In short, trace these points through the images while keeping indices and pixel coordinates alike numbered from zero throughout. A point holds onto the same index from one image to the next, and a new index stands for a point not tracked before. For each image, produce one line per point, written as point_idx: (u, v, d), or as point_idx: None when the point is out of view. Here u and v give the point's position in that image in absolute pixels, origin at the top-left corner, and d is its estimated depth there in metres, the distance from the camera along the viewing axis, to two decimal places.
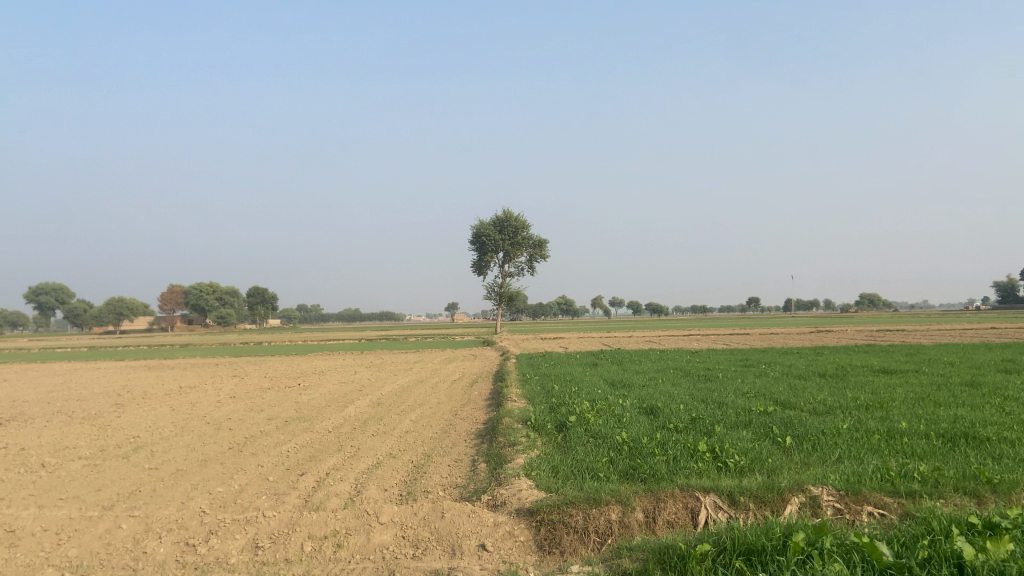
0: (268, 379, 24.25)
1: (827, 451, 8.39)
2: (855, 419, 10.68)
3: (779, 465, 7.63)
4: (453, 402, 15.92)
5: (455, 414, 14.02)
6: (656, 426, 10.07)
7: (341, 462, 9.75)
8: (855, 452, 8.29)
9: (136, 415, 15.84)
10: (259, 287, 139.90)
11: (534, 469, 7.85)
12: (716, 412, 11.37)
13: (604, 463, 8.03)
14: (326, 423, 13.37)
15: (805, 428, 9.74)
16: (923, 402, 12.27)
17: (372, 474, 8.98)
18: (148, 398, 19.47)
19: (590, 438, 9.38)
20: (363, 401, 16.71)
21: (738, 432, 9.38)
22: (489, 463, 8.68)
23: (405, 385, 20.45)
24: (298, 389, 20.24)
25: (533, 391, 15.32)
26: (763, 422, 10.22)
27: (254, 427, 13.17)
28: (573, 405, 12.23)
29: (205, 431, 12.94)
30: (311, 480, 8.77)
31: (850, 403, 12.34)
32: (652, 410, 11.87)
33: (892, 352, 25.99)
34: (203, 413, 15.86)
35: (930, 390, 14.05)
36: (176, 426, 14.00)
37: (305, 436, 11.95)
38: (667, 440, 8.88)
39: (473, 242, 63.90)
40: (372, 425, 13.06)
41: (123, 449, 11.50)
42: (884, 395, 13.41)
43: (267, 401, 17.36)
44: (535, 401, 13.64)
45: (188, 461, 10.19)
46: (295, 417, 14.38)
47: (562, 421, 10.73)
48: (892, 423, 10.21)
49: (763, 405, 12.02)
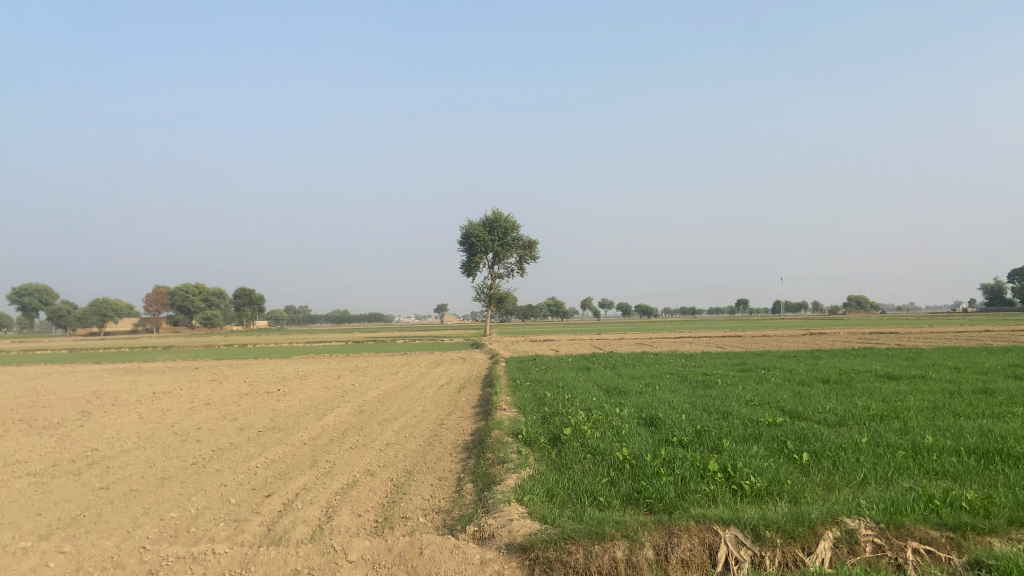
0: (248, 383, 23.34)
1: (851, 472, 7.58)
2: (871, 431, 9.90)
3: (801, 489, 6.81)
4: (439, 411, 15.03)
5: (440, 424, 13.14)
6: (658, 440, 9.21)
7: (313, 481, 8.86)
8: (882, 472, 7.50)
9: (101, 425, 14.90)
10: (247, 289, 138.81)
11: (526, 493, 6.97)
12: (721, 423, 10.53)
13: (605, 485, 7.15)
14: (302, 434, 12.49)
15: (822, 443, 8.92)
16: (941, 412, 11.47)
17: (346, 495, 8.09)
18: (118, 405, 18.48)
19: (588, 455, 8.51)
20: (343, 409, 15.80)
21: (748, 447, 8.55)
22: (477, 484, 7.81)
23: (389, 391, 19.54)
24: (277, 395, 19.26)
25: (523, 399, 14.47)
26: (774, 435, 9.39)
27: (223, 439, 12.27)
28: (568, 415, 11.34)
29: (169, 444, 12.01)
30: (278, 503, 7.89)
31: (862, 413, 11.51)
32: (652, 421, 11.01)
33: (893, 355, 25.30)
34: (172, 422, 14.92)
35: (942, 398, 13.32)
36: (140, 437, 13.08)
37: (278, 450, 11.05)
38: (672, 457, 8.03)
39: (461, 243, 63.08)
40: (351, 436, 12.19)
41: (78, 464, 10.56)
42: (897, 404, 12.62)
43: (242, 409, 16.41)
44: (526, 410, 12.76)
45: (144, 480, 9.26)
46: (270, 427, 13.50)
47: (556, 434, 9.85)
48: (913, 436, 9.40)
49: (771, 414, 11.23)
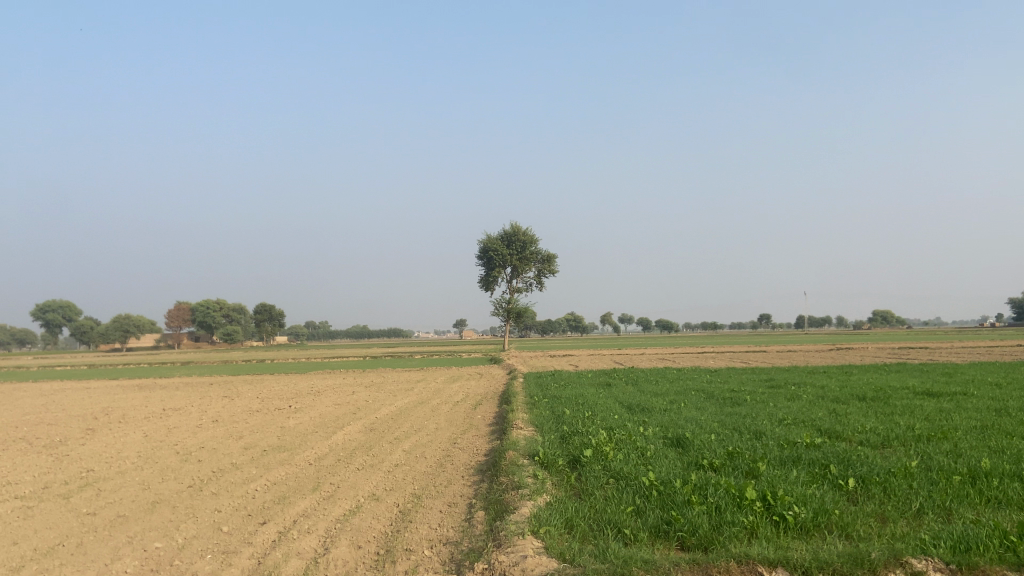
0: (261, 399, 22.85)
1: (905, 501, 6.83)
2: (920, 453, 9.11)
3: (851, 525, 6.08)
4: (453, 428, 14.36)
5: (454, 443, 12.47)
6: (687, 463, 8.49)
7: (313, 507, 8.21)
8: (941, 502, 6.73)
9: (102, 444, 14.40)
10: (267, 304, 139.11)
11: (543, 523, 6.27)
12: (754, 444, 9.77)
13: (631, 516, 6.47)
14: (308, 454, 11.88)
15: (868, 467, 8.15)
16: (992, 431, 10.63)
17: (347, 524, 7.41)
18: (124, 423, 17.98)
19: (611, 480, 7.80)
20: (354, 426, 15.15)
21: (788, 472, 7.80)
22: (489, 513, 7.11)
23: (403, 408, 18.90)
24: (288, 412, 18.69)
25: (542, 417, 13.75)
26: (813, 458, 8.63)
27: (226, 459, 11.69)
28: (589, 435, 10.61)
29: (170, 465, 11.46)
30: (272, 531, 7.25)
31: (906, 433, 10.70)
32: (679, 442, 10.25)
33: (928, 371, 24.20)
34: (176, 440, 14.37)
35: (989, 416, 12.48)
36: (140, 456, 12.55)
37: (280, 471, 10.42)
38: (704, 483, 7.30)
39: (480, 258, 62.56)
40: (360, 456, 11.56)
41: (69, 486, 10.01)
42: (942, 423, 11.77)
43: (250, 427, 15.83)
44: (545, 429, 12.03)
45: (134, 506, 8.67)
46: (276, 446, 12.90)
47: (576, 456, 9.14)
48: (967, 459, 8.59)
49: (807, 434, 10.46)
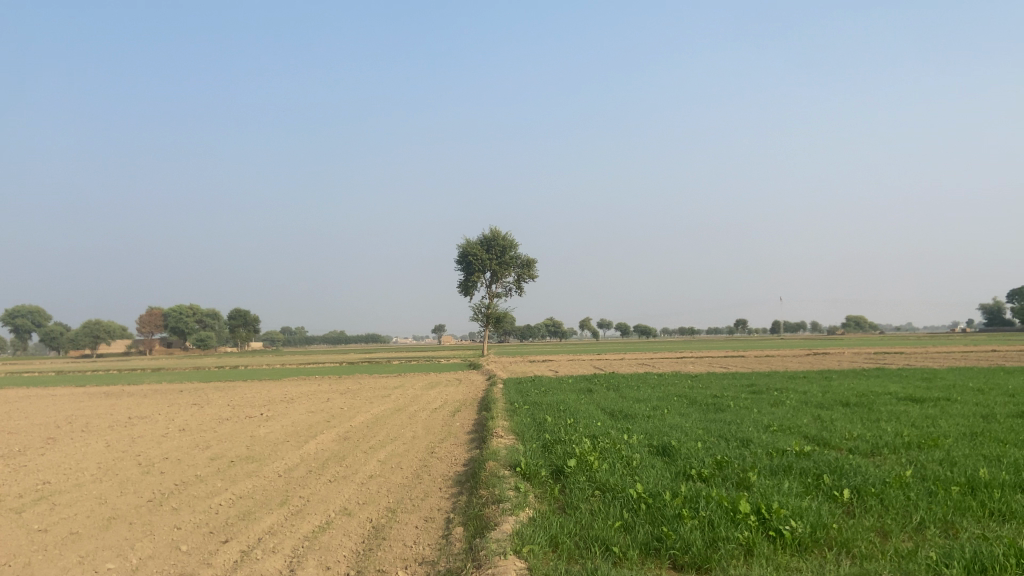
0: (232, 407, 22.24)
1: (904, 513, 6.51)
2: (913, 461, 8.82)
3: (851, 541, 5.74)
4: (430, 437, 13.92)
5: (431, 452, 12.02)
6: (675, 473, 8.12)
7: (280, 523, 7.73)
8: (942, 516, 6.40)
9: (62, 454, 13.80)
10: (243, 309, 137.54)
11: (527, 541, 5.86)
12: (742, 453, 9.42)
13: (619, 532, 6.09)
14: (278, 464, 11.40)
15: (863, 476, 7.84)
16: (983, 438, 10.39)
17: (316, 541, 6.96)
18: (88, 431, 17.36)
19: (596, 493, 7.41)
20: (327, 435, 14.65)
21: (780, 482, 7.46)
22: (468, 530, 6.68)
23: (378, 415, 18.40)
24: (259, 420, 18.15)
25: (522, 424, 13.34)
26: (804, 467, 8.30)
27: (191, 471, 11.18)
28: (572, 444, 10.21)
29: (131, 477, 10.93)
30: (235, 551, 6.78)
31: (895, 441, 10.43)
32: (665, 450, 9.89)
33: (907, 376, 24.06)
34: (140, 450, 13.80)
35: (976, 422, 12.25)
36: (101, 468, 12.00)
37: (247, 484, 9.92)
38: (695, 495, 6.93)
39: (459, 262, 62.14)
40: (332, 467, 11.09)
41: (22, 500, 9.45)
42: (930, 430, 11.49)
43: (219, 436, 15.28)
44: (526, 437, 11.62)
45: (89, 523, 8.17)
46: (244, 456, 12.39)
47: (559, 466, 8.74)
48: (961, 468, 8.30)
49: (797, 442, 10.14)
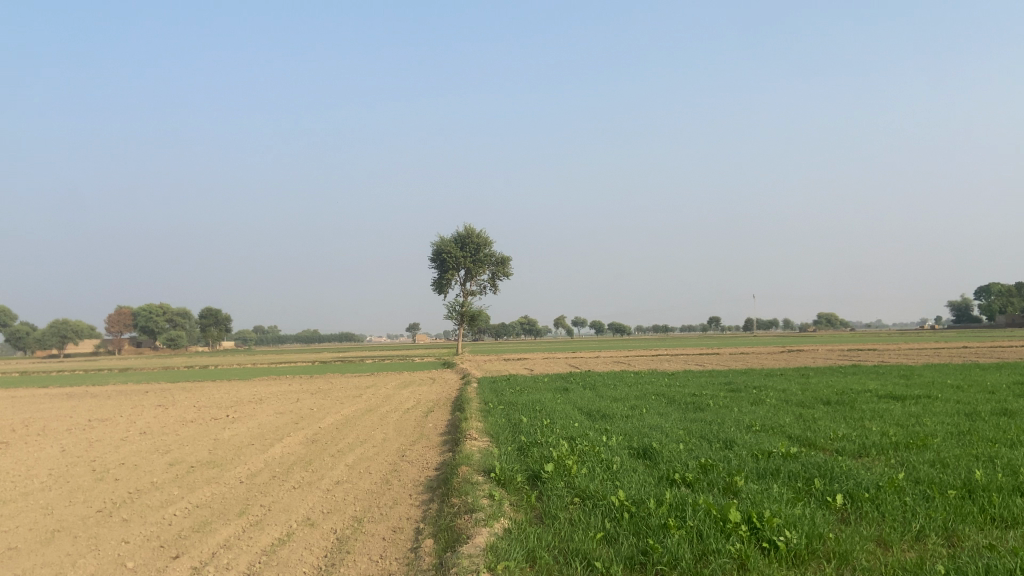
0: (197, 408, 21.51)
1: (902, 521, 6.15)
2: (904, 463, 8.47)
3: (850, 552, 5.34)
4: (402, 439, 13.41)
5: (401, 456, 11.49)
6: (658, 478, 7.70)
7: (237, 535, 7.20)
8: (942, 523, 6.04)
9: (12, 460, 13.12)
10: (213, 308, 135.66)
11: (502, 556, 5.39)
12: (726, 455, 9.03)
13: (601, 544, 5.65)
14: (241, 470, 10.83)
15: (854, 480, 7.47)
16: (972, 438, 10.10)
17: (274, 556, 6.45)
18: (45, 435, 16.63)
19: (576, 500, 6.96)
20: (293, 438, 14.07)
21: (769, 488, 7.07)
22: (439, 542, 6.20)
23: (348, 416, 17.81)
24: (224, 422, 17.51)
25: (496, 425, 12.87)
26: (792, 471, 7.91)
27: (146, 477, 10.59)
28: (549, 446, 9.75)
29: (82, 485, 10.32)
30: (185, 567, 6.26)
31: (884, 441, 10.08)
32: (646, 453, 9.45)
33: (884, 373, 23.87)
34: (95, 455, 13.15)
35: (962, 420, 11.96)
36: (53, 474, 11.37)
37: (206, 491, 9.36)
38: (680, 503, 6.51)
39: (433, 260, 61.54)
40: (297, 471, 10.54)
41: None
42: (917, 429, 11.17)
43: (180, 439, 14.64)
44: (500, 440, 11.14)
45: (31, 537, 7.58)
46: (205, 461, 11.78)
47: (536, 471, 8.28)
48: (955, 470, 7.97)
49: (782, 443, 9.77)
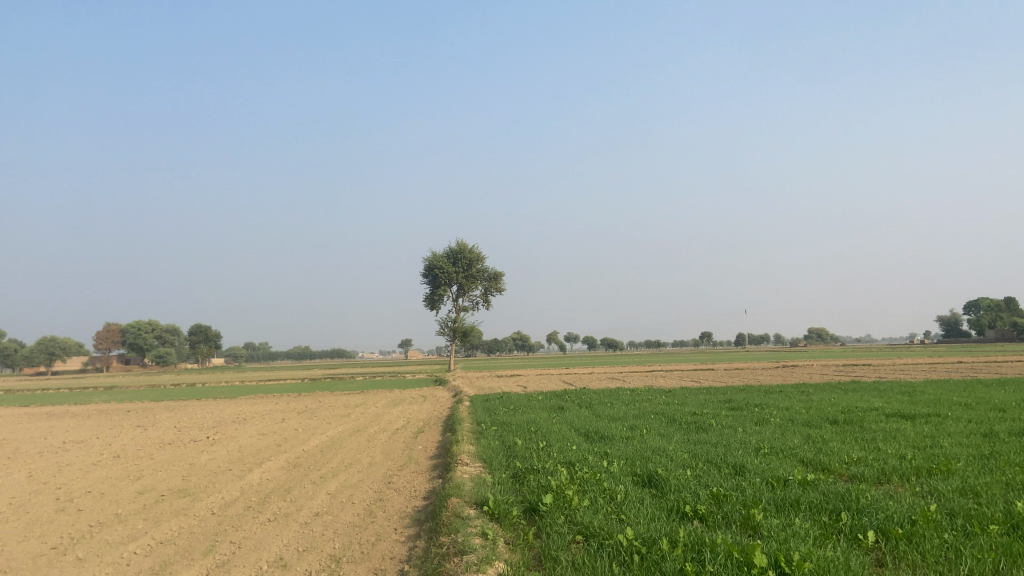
0: (178, 429, 20.66)
1: (949, 563, 5.43)
2: (933, 492, 7.77)
3: None
4: (389, 463, 12.63)
5: (387, 483, 10.73)
6: (668, 511, 6.99)
7: None
8: (993, 566, 5.34)
9: None
10: (202, 325, 134.41)
11: None
12: (738, 483, 8.31)
13: None
14: (214, 499, 10.06)
15: (884, 513, 6.76)
16: (997, 462, 9.44)
17: None
18: (12, 459, 15.78)
19: (579, 539, 6.25)
20: (274, 462, 13.28)
21: (793, 523, 6.38)
22: None
23: (334, 437, 17.03)
24: (203, 445, 16.69)
25: (489, 449, 12.13)
26: (812, 503, 7.21)
27: (111, 508, 9.81)
28: (546, 474, 9.02)
29: (41, 516, 9.53)
30: None
31: (904, 465, 9.39)
32: (651, 480, 8.78)
33: (887, 390, 23.14)
34: (61, 482, 12.33)
35: (981, 442, 11.29)
36: (13, 504, 10.58)
37: (173, 525, 8.60)
38: (696, 542, 5.80)
39: (425, 275, 60.88)
40: (276, 501, 9.76)
41: None
42: (938, 452, 10.47)
43: (154, 464, 13.83)
44: (494, 466, 10.40)
45: None
46: (177, 489, 11.01)
47: (534, 503, 7.55)
48: (991, 501, 7.26)
49: (797, 469, 9.08)
